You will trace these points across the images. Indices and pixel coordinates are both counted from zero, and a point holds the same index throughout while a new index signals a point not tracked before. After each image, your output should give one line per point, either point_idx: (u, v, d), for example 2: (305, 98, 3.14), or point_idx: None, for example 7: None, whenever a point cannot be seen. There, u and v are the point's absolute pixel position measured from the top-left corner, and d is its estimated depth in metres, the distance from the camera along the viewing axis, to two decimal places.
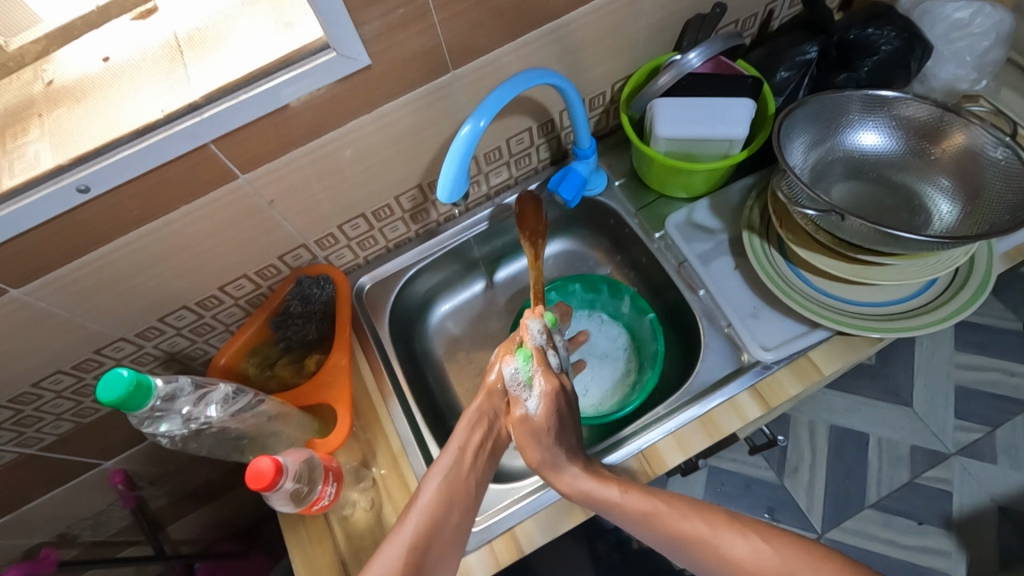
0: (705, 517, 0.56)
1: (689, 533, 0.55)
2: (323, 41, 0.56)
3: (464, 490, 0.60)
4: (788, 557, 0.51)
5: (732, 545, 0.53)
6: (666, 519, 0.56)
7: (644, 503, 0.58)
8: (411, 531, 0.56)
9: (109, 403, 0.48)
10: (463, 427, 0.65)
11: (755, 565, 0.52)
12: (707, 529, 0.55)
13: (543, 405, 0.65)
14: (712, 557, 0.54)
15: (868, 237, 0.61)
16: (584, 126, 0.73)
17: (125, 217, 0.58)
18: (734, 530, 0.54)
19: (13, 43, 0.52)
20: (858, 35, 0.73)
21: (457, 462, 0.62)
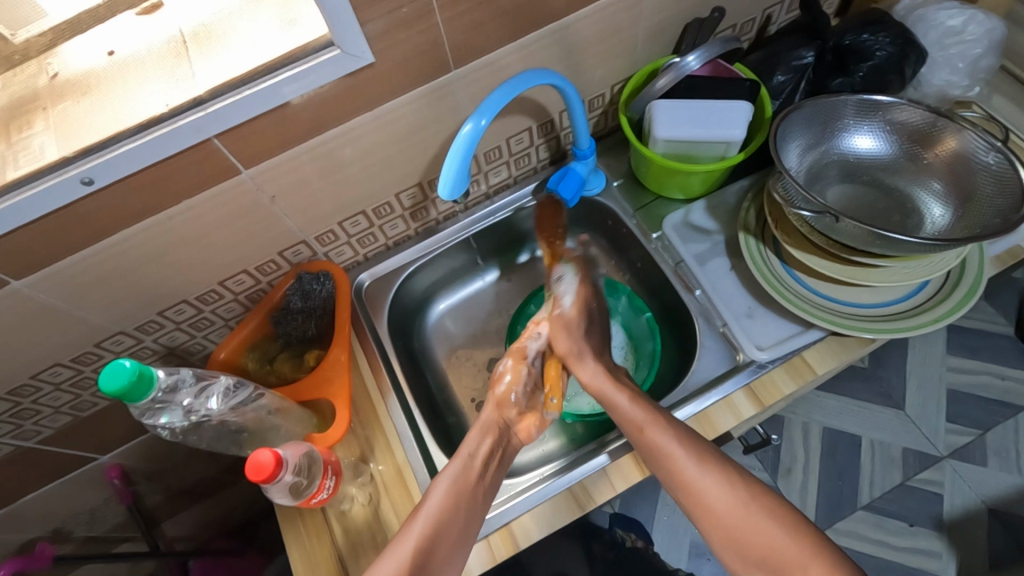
0: (682, 438, 0.61)
1: (662, 448, 0.60)
2: (327, 39, 0.57)
3: (472, 503, 0.60)
4: (750, 499, 0.57)
5: (699, 476, 0.58)
6: (653, 433, 0.61)
7: (641, 416, 0.63)
8: (426, 523, 0.57)
9: (112, 393, 0.49)
10: (473, 439, 0.66)
11: (713, 498, 0.57)
12: (694, 458, 0.59)
13: (575, 300, 0.76)
14: (675, 474, 0.59)
15: (861, 238, 0.62)
16: (584, 127, 0.74)
17: (128, 211, 0.59)
18: (710, 462, 0.59)
19: (20, 36, 0.53)
20: (853, 41, 0.75)
21: (468, 472, 0.62)
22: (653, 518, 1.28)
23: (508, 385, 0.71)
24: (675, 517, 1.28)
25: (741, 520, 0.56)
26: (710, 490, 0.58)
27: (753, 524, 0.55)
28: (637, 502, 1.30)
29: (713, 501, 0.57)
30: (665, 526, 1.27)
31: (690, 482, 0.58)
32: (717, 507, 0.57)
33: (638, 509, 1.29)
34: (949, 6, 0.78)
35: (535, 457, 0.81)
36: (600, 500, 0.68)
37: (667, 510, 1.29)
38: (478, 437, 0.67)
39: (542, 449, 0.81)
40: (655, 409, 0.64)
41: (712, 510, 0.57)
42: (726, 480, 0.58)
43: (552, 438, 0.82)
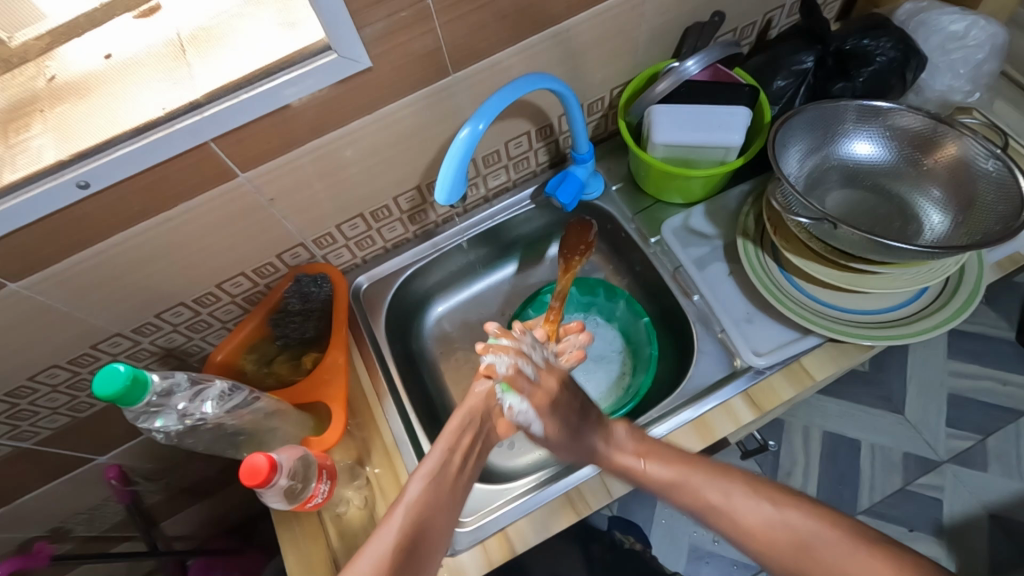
0: (723, 481, 0.56)
1: (707, 501, 0.56)
2: (325, 43, 0.56)
3: (449, 494, 0.58)
4: (801, 513, 0.52)
5: (746, 506, 0.54)
6: (694, 487, 0.57)
7: (673, 472, 0.58)
8: (403, 524, 0.54)
9: (106, 397, 0.48)
10: (451, 424, 0.63)
11: (767, 531, 0.53)
12: (736, 492, 0.55)
13: (544, 424, 0.63)
14: (718, 514, 0.55)
15: (861, 245, 0.62)
16: (583, 131, 0.74)
17: (125, 213, 0.59)
18: (741, 488, 0.55)
19: (17, 39, 0.52)
20: (854, 46, 0.74)
21: (446, 462, 0.60)
22: (652, 521, 1.28)
23: (490, 381, 0.65)
24: (674, 520, 1.28)
25: (810, 548, 0.50)
26: (765, 520, 0.53)
27: (828, 555, 0.49)
28: (636, 505, 1.30)
29: (774, 540, 0.52)
30: (664, 529, 1.27)
31: (736, 518, 0.54)
32: (773, 539, 0.52)
33: (637, 511, 1.29)
34: (951, 12, 0.78)
35: (533, 461, 0.81)
36: (597, 504, 0.67)
37: (665, 513, 1.29)
38: (456, 425, 0.63)
39: (539, 453, 0.81)
40: (680, 457, 0.59)
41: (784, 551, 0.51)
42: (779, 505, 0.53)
43: None
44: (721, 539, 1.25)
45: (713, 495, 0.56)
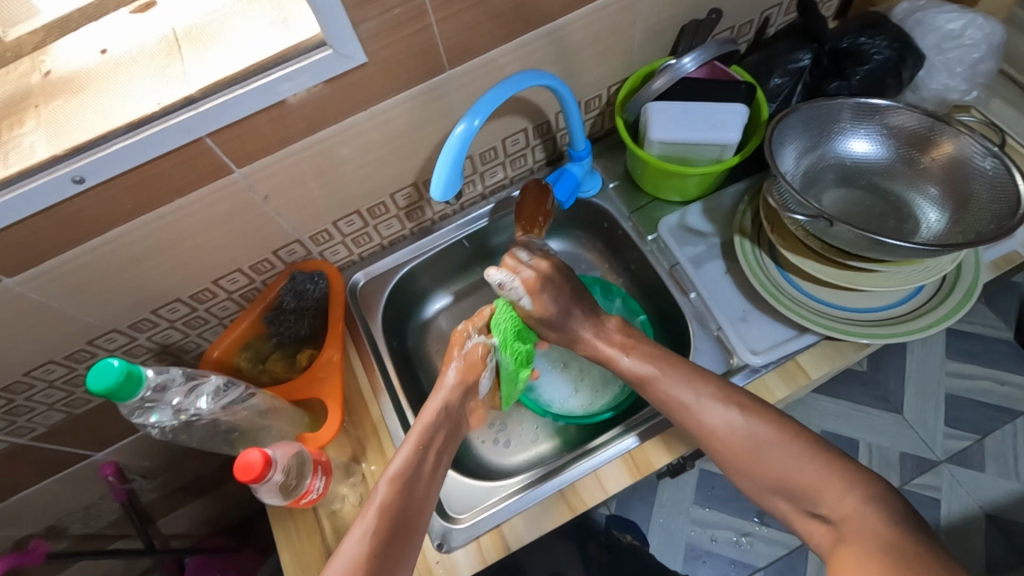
0: (695, 386, 0.60)
1: (676, 399, 0.61)
2: (320, 39, 0.56)
3: (424, 487, 0.59)
4: (764, 423, 0.57)
5: (710, 412, 0.59)
6: (666, 385, 0.61)
7: (651, 368, 0.63)
8: (375, 515, 0.55)
9: (100, 392, 0.48)
10: (425, 414, 0.63)
11: (725, 434, 0.57)
12: (702, 399, 0.59)
13: (535, 300, 0.68)
14: (685, 416, 0.60)
15: (857, 243, 0.62)
16: (580, 128, 0.74)
17: (120, 209, 0.59)
18: (710, 393, 0.60)
19: (11, 35, 0.54)
20: (850, 45, 0.74)
21: (420, 457, 0.60)
22: (649, 520, 1.28)
23: (456, 380, 0.66)
24: (671, 519, 1.28)
25: (762, 453, 0.55)
26: (728, 424, 0.58)
27: (773, 456, 0.55)
28: (633, 503, 1.30)
29: (732, 440, 0.57)
30: (661, 528, 1.27)
31: (701, 421, 0.59)
32: (730, 441, 0.57)
33: (634, 510, 1.29)
34: (948, 11, 0.77)
35: (528, 459, 0.81)
36: (592, 502, 0.67)
37: (663, 512, 1.29)
38: (430, 416, 0.63)
39: (535, 451, 0.81)
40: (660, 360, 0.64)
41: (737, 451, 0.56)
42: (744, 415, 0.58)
43: (545, 440, 0.82)
44: (718, 538, 1.25)
45: (685, 396, 0.60)
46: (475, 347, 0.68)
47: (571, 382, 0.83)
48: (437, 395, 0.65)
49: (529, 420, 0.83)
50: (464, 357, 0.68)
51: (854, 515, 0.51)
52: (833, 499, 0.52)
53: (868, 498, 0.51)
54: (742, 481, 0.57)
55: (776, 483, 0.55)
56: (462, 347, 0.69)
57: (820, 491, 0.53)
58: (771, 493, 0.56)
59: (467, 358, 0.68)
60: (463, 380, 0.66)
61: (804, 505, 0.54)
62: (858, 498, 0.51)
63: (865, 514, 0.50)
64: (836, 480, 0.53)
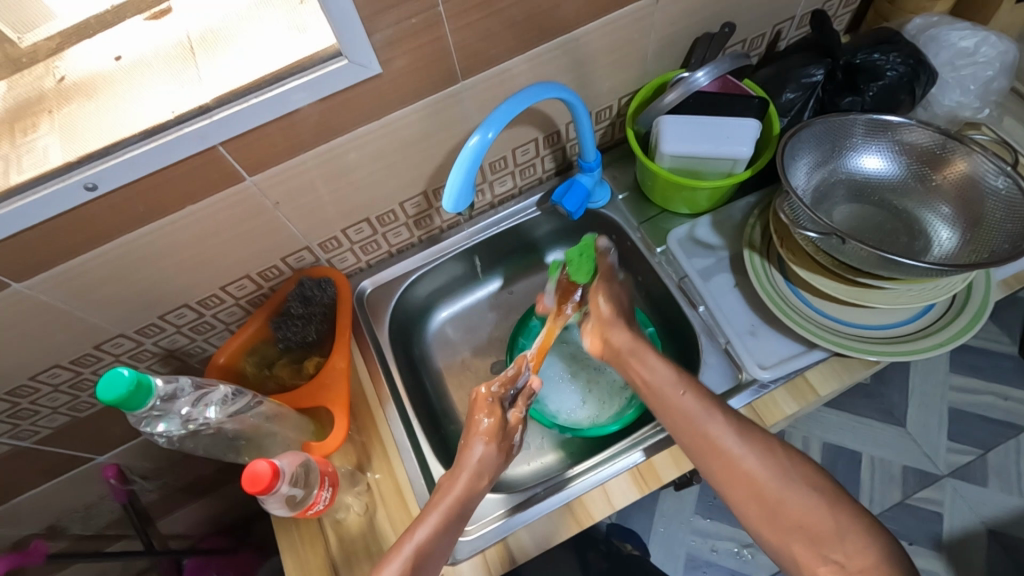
0: (741, 433, 0.60)
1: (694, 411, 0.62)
2: (336, 49, 0.56)
3: (445, 554, 0.60)
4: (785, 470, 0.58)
5: (737, 446, 0.59)
6: (679, 397, 0.63)
7: (672, 376, 0.65)
8: (409, 554, 0.58)
9: (109, 402, 0.48)
10: (461, 481, 0.63)
11: (755, 470, 0.58)
12: (731, 432, 0.60)
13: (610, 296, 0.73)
14: (722, 457, 0.59)
15: (868, 260, 0.62)
16: (591, 139, 0.73)
17: (131, 216, 0.58)
18: (752, 440, 0.60)
19: (27, 40, 0.52)
20: (863, 60, 0.73)
21: (450, 529, 0.60)
22: (650, 529, 1.28)
23: (483, 455, 0.65)
24: (672, 529, 1.27)
25: (778, 491, 0.57)
26: (749, 463, 0.58)
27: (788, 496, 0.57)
28: (635, 512, 1.30)
29: (757, 477, 0.58)
30: (662, 538, 1.27)
31: (735, 462, 0.59)
32: (753, 480, 0.58)
33: (635, 519, 1.29)
34: (961, 27, 0.77)
35: (534, 469, 0.80)
36: (598, 517, 0.67)
37: (664, 521, 1.28)
38: (472, 485, 0.63)
39: (540, 463, 0.81)
40: (708, 398, 0.62)
41: (761, 496, 0.57)
42: (781, 465, 0.58)
43: (550, 451, 0.81)
44: (719, 549, 1.24)
45: (711, 422, 0.61)
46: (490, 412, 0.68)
47: (579, 395, 0.84)
48: (465, 467, 0.64)
49: (534, 431, 0.83)
50: (508, 433, 0.69)
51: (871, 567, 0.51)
52: (846, 545, 0.53)
53: (880, 550, 0.52)
54: (763, 526, 0.58)
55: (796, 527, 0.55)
56: (506, 419, 0.69)
57: (842, 541, 0.53)
58: (801, 552, 0.55)
59: (506, 429, 0.68)
60: (491, 453, 0.65)
61: (818, 550, 0.54)
62: (872, 551, 0.52)
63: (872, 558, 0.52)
64: (853, 530, 0.54)
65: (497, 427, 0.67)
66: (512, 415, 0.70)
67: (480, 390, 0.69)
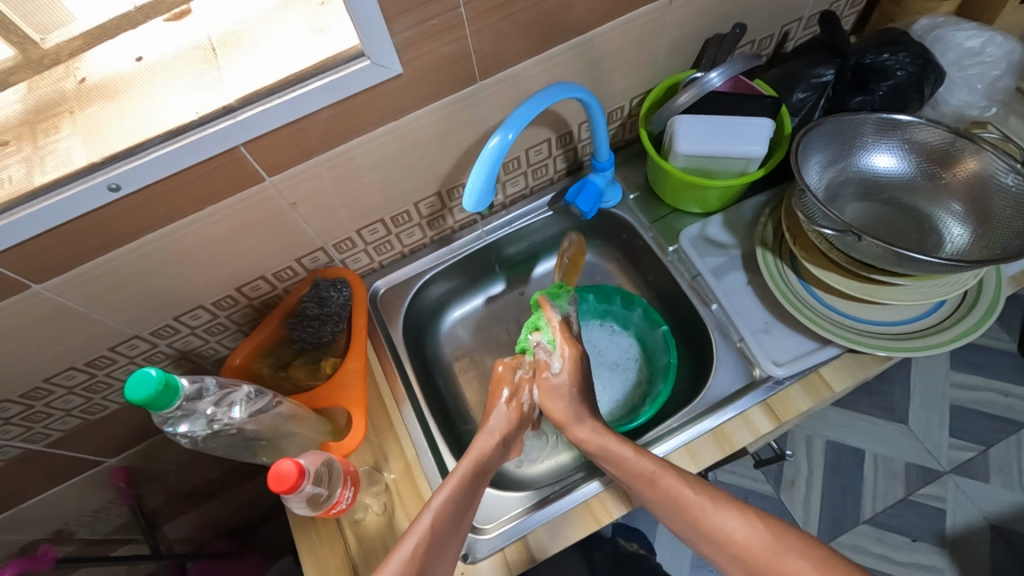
0: (718, 500, 0.57)
1: (681, 495, 0.58)
2: (358, 49, 0.57)
3: (469, 512, 0.60)
4: (780, 537, 0.53)
5: (723, 519, 0.56)
6: (667, 483, 0.59)
7: (649, 463, 0.61)
8: (428, 521, 0.57)
9: (137, 402, 0.48)
10: (479, 442, 0.65)
11: (745, 540, 0.54)
12: (710, 504, 0.57)
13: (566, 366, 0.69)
14: (707, 532, 0.56)
15: (882, 257, 0.62)
16: (605, 140, 0.74)
17: (151, 217, 0.59)
18: (731, 507, 0.57)
19: (50, 41, 0.49)
20: (873, 61, 0.75)
21: (470, 487, 0.61)
22: (656, 528, 1.28)
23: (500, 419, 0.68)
24: None
25: (780, 565, 0.52)
26: (741, 538, 0.54)
27: (790, 563, 0.51)
28: (641, 512, 1.30)
29: (751, 552, 0.53)
30: (668, 537, 1.27)
31: (723, 535, 0.55)
32: (749, 555, 0.53)
33: (641, 519, 1.29)
34: (967, 27, 0.78)
35: (548, 468, 0.80)
36: (617, 513, 0.67)
37: None
38: (486, 446, 0.65)
39: (554, 461, 0.81)
40: (690, 477, 0.60)
41: (763, 572, 0.52)
42: (773, 536, 0.53)
43: (564, 450, 0.82)
44: None
45: (688, 492, 0.58)
46: (506, 372, 0.71)
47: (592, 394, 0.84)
48: (486, 430, 0.67)
49: (548, 429, 0.83)
50: (517, 392, 0.70)
51: None
52: None
53: None
54: None
55: None
56: (513, 378, 0.70)
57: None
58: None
59: (518, 390, 0.70)
60: (508, 417, 0.68)
61: None
62: None
63: None
64: None
65: (512, 390, 0.70)
66: (522, 376, 0.71)
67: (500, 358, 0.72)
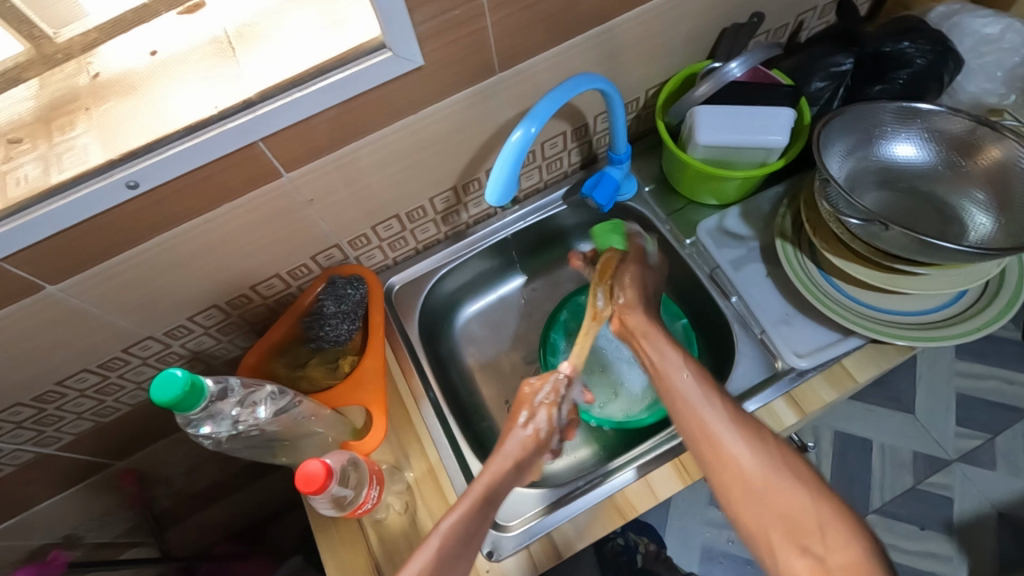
0: (730, 416, 0.61)
1: (692, 397, 0.63)
2: (379, 41, 0.55)
3: (479, 537, 0.59)
4: (774, 459, 0.58)
5: (725, 432, 0.60)
6: (687, 386, 0.64)
7: (685, 364, 0.67)
8: (442, 535, 0.58)
9: (164, 403, 0.47)
10: (491, 468, 0.64)
11: (737, 457, 0.58)
12: (721, 413, 0.61)
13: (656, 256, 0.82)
14: (708, 437, 0.60)
15: (907, 246, 0.62)
16: (624, 130, 0.73)
17: (167, 215, 0.57)
18: (740, 425, 0.60)
19: (63, 35, 0.50)
20: (892, 49, 0.74)
21: (480, 513, 0.61)
22: (666, 522, 1.28)
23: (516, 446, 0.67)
24: (687, 521, 1.28)
25: (765, 479, 0.57)
26: (734, 450, 0.59)
27: (772, 478, 0.56)
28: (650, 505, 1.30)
29: (736, 464, 0.58)
30: (678, 530, 1.27)
31: (719, 445, 0.59)
32: (734, 464, 0.58)
33: (650, 512, 1.29)
34: (983, 15, 0.78)
35: (567, 464, 0.80)
36: (642, 508, 0.67)
37: (679, 513, 1.29)
38: (499, 469, 0.64)
39: (573, 457, 0.80)
40: (712, 386, 0.64)
41: (744, 485, 0.57)
42: (769, 457, 0.58)
43: (583, 446, 0.81)
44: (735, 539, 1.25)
45: (704, 398, 0.63)
46: (530, 393, 0.71)
47: (609, 390, 0.84)
48: (501, 455, 0.66)
49: None
50: (534, 414, 0.70)
51: (855, 563, 0.50)
52: (832, 541, 0.51)
53: (868, 551, 0.50)
54: (743, 515, 0.57)
55: (770, 516, 0.55)
56: (533, 401, 0.71)
57: (825, 535, 0.52)
58: (777, 534, 0.54)
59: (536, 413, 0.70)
60: (527, 442, 0.68)
61: (800, 542, 0.53)
62: (857, 548, 0.50)
63: (866, 563, 0.49)
64: (839, 528, 0.52)
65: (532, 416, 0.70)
66: (543, 402, 0.71)
67: (523, 381, 0.73)
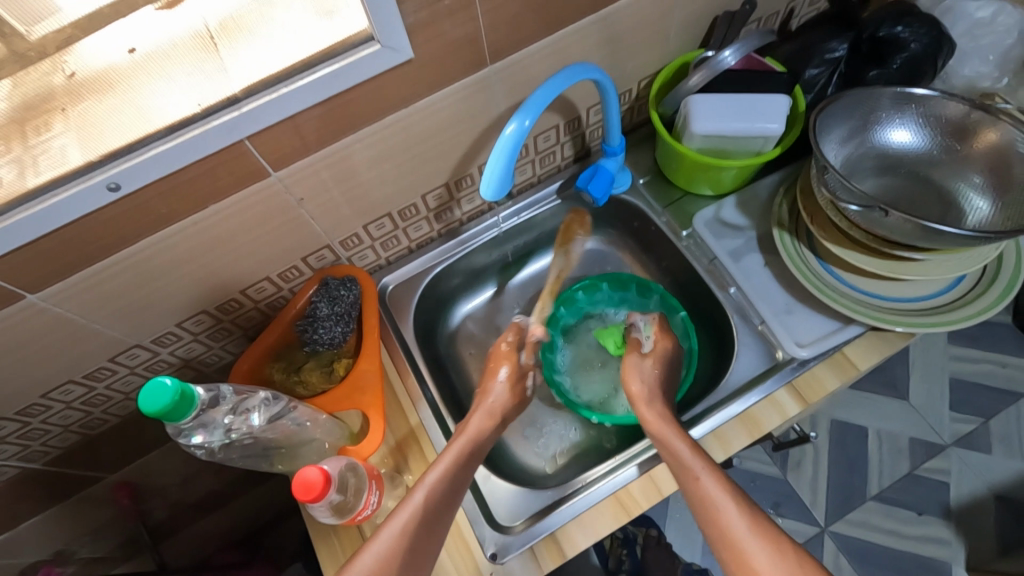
0: (750, 521, 0.57)
1: (708, 496, 0.58)
2: (367, 33, 0.54)
3: (458, 491, 0.61)
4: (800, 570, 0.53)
5: (747, 536, 0.56)
6: (702, 482, 0.59)
7: (699, 456, 0.61)
8: (416, 504, 0.58)
9: (152, 413, 0.45)
10: (474, 421, 0.68)
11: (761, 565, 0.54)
12: (740, 513, 0.57)
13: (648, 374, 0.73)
14: (727, 542, 0.56)
15: (907, 232, 0.61)
16: (617, 123, 0.72)
17: (152, 218, 0.55)
18: (763, 530, 0.56)
19: (36, 34, 0.44)
20: (887, 34, 0.73)
21: (456, 471, 0.62)
22: (665, 514, 1.27)
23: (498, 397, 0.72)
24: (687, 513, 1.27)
25: None
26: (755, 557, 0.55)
27: None
28: None
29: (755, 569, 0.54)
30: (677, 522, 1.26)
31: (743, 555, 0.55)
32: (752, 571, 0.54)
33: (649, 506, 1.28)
34: None
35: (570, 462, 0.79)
36: (647, 504, 0.66)
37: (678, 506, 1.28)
38: (479, 422, 0.67)
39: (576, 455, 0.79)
40: (727, 483, 0.59)
41: None
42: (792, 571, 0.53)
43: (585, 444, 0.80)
44: None
45: (721, 496, 0.58)
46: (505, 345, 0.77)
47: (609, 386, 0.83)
48: (480, 407, 0.70)
49: (569, 422, 0.81)
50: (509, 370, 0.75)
51: None
52: None
53: None
54: None
55: None
56: (514, 360, 0.76)
57: None
58: None
59: (518, 369, 0.76)
60: (505, 396, 0.73)
61: None
62: None
63: None
64: None
65: (513, 374, 0.75)
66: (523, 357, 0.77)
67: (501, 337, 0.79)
